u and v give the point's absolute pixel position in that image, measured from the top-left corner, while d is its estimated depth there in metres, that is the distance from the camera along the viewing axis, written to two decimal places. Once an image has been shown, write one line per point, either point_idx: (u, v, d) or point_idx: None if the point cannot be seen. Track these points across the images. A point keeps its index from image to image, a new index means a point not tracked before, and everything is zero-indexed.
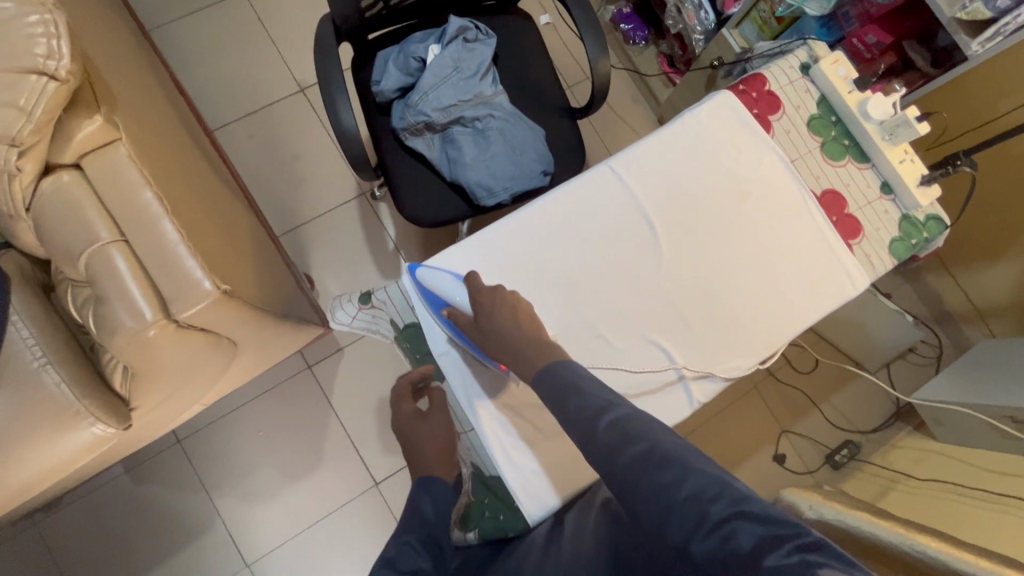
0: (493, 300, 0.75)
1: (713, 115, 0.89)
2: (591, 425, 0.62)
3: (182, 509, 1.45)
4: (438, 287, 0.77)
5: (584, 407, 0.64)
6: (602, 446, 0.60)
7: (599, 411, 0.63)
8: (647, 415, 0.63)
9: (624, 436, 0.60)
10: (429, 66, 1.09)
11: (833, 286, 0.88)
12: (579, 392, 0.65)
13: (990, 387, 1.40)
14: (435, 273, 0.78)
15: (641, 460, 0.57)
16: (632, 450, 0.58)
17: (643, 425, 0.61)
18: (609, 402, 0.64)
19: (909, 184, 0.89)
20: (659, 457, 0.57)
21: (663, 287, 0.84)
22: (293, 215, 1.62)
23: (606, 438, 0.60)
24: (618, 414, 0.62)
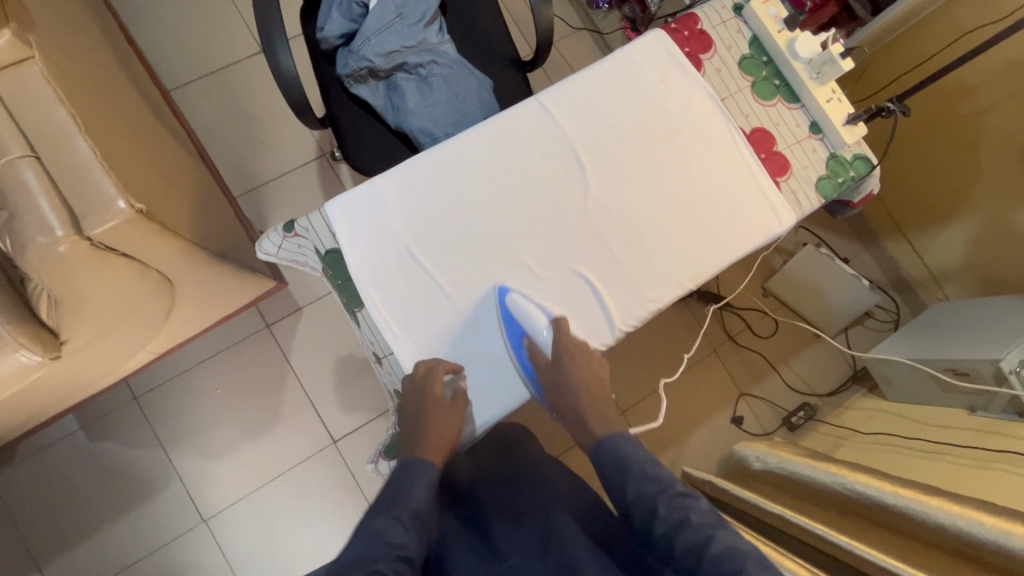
0: (574, 355, 0.81)
1: (644, 53, 0.90)
2: (649, 509, 0.73)
3: (139, 465, 1.46)
4: (526, 318, 0.80)
5: (646, 490, 0.74)
6: (659, 531, 0.71)
7: (658, 495, 0.73)
8: (702, 502, 0.72)
9: (677, 527, 0.70)
10: (372, 11, 1.09)
11: (759, 222, 0.89)
12: (638, 475, 0.76)
13: (936, 343, 1.43)
14: (531, 309, 0.80)
15: (693, 551, 0.68)
16: (685, 540, 0.69)
17: (702, 518, 0.70)
18: (665, 483, 0.74)
19: (836, 122, 0.90)
20: (715, 550, 0.66)
21: (588, 219, 0.85)
22: (252, 175, 1.61)
23: (663, 528, 0.71)
24: (676, 500, 0.72)
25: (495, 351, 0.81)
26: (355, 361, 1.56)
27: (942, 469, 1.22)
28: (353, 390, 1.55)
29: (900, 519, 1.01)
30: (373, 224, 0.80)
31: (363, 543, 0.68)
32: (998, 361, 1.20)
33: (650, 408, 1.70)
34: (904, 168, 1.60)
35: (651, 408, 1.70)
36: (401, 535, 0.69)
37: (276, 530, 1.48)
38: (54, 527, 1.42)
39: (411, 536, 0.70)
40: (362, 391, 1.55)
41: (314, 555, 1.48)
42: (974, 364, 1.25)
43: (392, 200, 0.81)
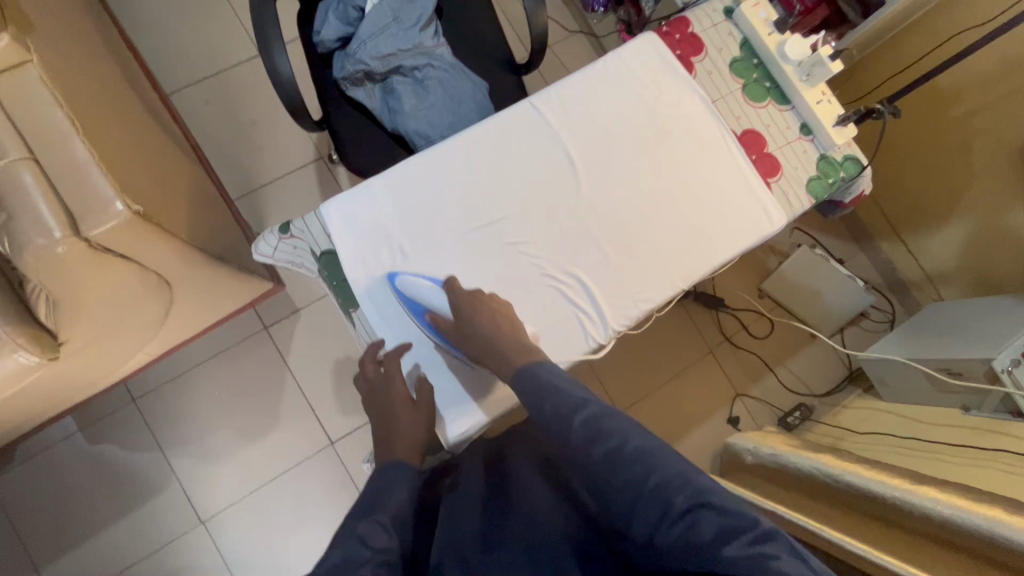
0: (473, 306, 0.78)
1: (636, 55, 0.91)
2: (565, 424, 0.67)
3: (137, 467, 1.46)
4: (415, 292, 0.79)
5: (559, 406, 0.68)
6: (577, 441, 0.65)
7: (574, 408, 0.67)
8: (618, 412, 0.67)
9: (595, 434, 0.65)
10: (368, 15, 1.10)
11: (751, 222, 0.90)
12: (556, 393, 0.69)
13: (931, 343, 1.44)
14: (414, 280, 0.79)
15: (611, 457, 0.63)
16: (602, 445, 0.64)
17: (613, 424, 0.65)
18: (581, 401, 0.68)
19: (826, 123, 0.91)
20: (629, 454, 0.62)
21: (581, 220, 0.86)
22: (250, 178, 1.62)
23: (579, 435, 0.65)
24: (591, 412, 0.67)
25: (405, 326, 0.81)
26: (352, 363, 1.57)
27: (936, 465, 1.25)
28: (350, 391, 1.56)
29: (896, 512, 1.04)
30: (368, 224, 0.81)
31: (345, 549, 0.64)
32: (990, 360, 1.20)
33: (647, 408, 1.71)
34: (897, 168, 1.62)
35: (647, 409, 1.71)
36: (384, 540, 0.66)
37: (273, 531, 1.48)
38: (53, 530, 1.42)
39: (394, 540, 0.67)
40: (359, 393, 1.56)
41: (311, 555, 1.49)
42: (968, 365, 1.26)
43: (387, 201, 0.82)
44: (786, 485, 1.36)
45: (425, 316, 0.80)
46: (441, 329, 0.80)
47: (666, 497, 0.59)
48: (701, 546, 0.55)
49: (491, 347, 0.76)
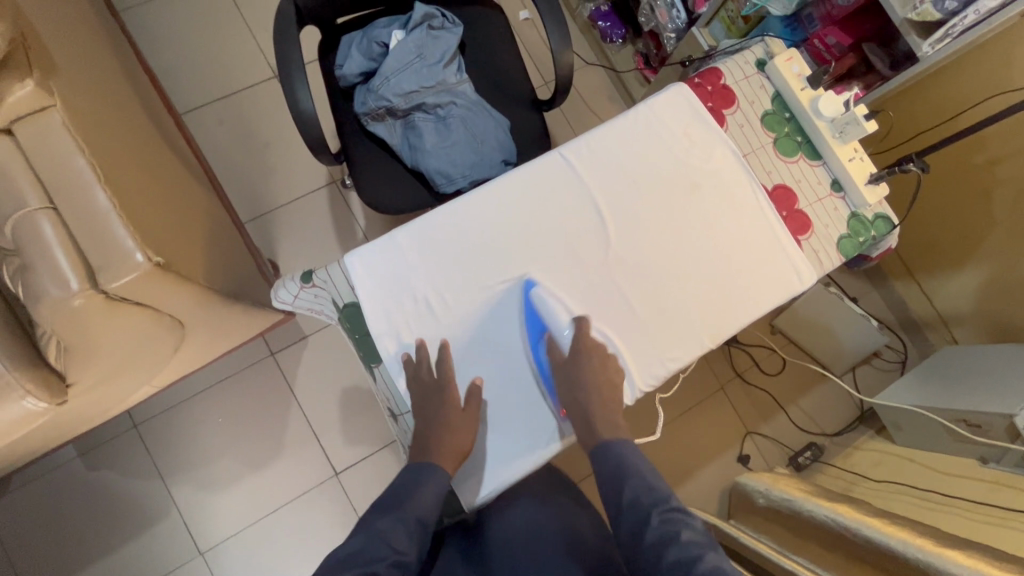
0: (591, 354, 0.78)
1: (667, 107, 0.90)
2: (642, 518, 0.71)
3: (136, 495, 1.43)
4: (548, 315, 0.80)
5: (637, 497, 0.73)
6: (649, 541, 0.69)
7: (650, 507, 0.72)
8: (695, 520, 0.71)
9: (667, 538, 0.68)
10: (391, 51, 1.09)
11: (781, 280, 0.88)
12: (635, 478, 0.75)
13: (948, 391, 1.42)
14: (547, 301, 0.80)
15: (682, 565, 0.65)
16: (675, 554, 0.66)
17: (691, 531, 0.69)
18: (660, 495, 0.73)
19: (858, 181, 0.90)
20: (707, 563, 0.64)
21: (608, 275, 0.84)
22: (262, 201, 1.60)
23: (652, 538, 0.69)
24: (667, 512, 0.71)
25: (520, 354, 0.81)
26: (359, 393, 1.54)
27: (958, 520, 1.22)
28: (357, 421, 1.53)
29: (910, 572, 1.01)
30: (391, 278, 0.78)
31: (365, 540, 0.71)
32: (1010, 416, 1.19)
33: (657, 444, 1.68)
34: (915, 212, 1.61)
35: (657, 444, 1.68)
36: (402, 542, 0.72)
37: (273, 565, 1.45)
38: (49, 559, 1.39)
39: (412, 543, 0.73)
40: (366, 423, 1.53)
41: None
42: (989, 419, 1.24)
43: (412, 253, 0.79)
44: (793, 530, 1.34)
45: (546, 340, 0.80)
46: (556, 361, 0.79)
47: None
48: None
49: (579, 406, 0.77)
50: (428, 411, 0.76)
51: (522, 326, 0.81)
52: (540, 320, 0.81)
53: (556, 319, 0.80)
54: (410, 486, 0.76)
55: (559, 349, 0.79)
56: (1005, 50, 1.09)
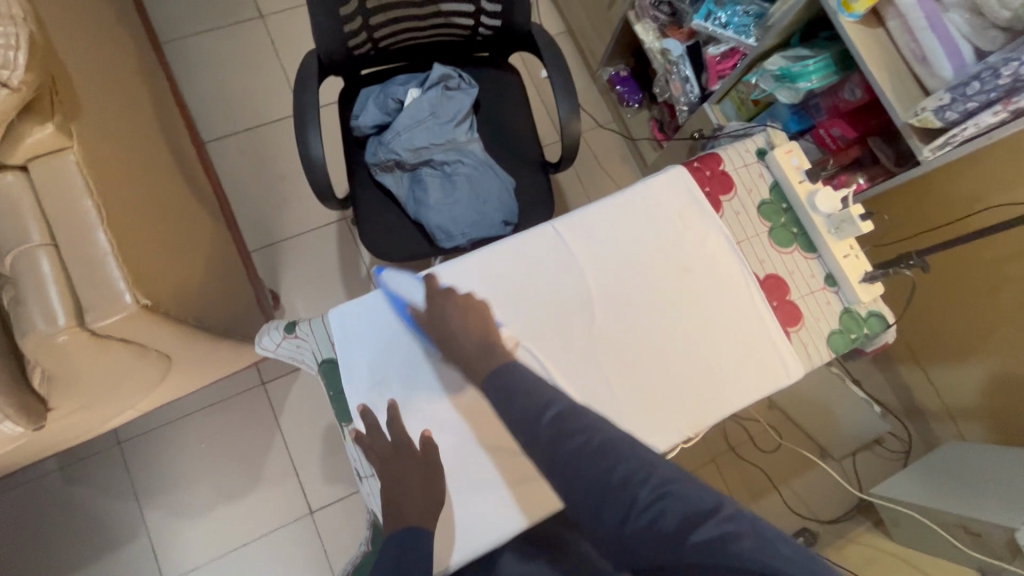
0: (446, 299, 0.79)
1: (664, 189, 0.91)
2: (534, 421, 0.67)
3: (109, 514, 1.42)
4: (399, 289, 0.81)
5: (526, 408, 0.69)
6: (546, 438, 0.66)
7: (542, 408, 0.68)
8: (584, 409, 0.68)
9: (564, 431, 0.66)
10: (406, 108, 1.13)
11: (768, 372, 0.86)
12: (525, 392, 0.70)
13: (949, 492, 1.36)
14: (397, 278, 0.82)
15: (582, 454, 0.64)
16: (572, 442, 0.65)
17: (582, 418, 0.67)
18: (553, 398, 0.69)
19: (852, 278, 0.89)
20: (597, 447, 0.64)
21: (590, 352, 0.84)
22: (273, 230, 1.65)
23: (548, 430, 0.66)
24: (560, 409, 0.68)
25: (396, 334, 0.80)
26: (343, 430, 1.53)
27: None
28: (338, 458, 1.52)
29: None
30: (372, 337, 0.79)
31: None
32: (1012, 530, 1.12)
33: None
34: (920, 301, 1.59)
35: None
36: None
37: None
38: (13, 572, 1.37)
39: None
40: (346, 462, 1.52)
41: None
42: (990, 528, 1.17)
43: (398, 313, 0.81)
44: None
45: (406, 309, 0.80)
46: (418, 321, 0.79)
47: (626, 486, 0.61)
48: (675, 539, 0.57)
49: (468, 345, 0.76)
50: (396, 479, 0.74)
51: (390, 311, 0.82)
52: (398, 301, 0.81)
53: (407, 291, 0.81)
54: (406, 549, 0.69)
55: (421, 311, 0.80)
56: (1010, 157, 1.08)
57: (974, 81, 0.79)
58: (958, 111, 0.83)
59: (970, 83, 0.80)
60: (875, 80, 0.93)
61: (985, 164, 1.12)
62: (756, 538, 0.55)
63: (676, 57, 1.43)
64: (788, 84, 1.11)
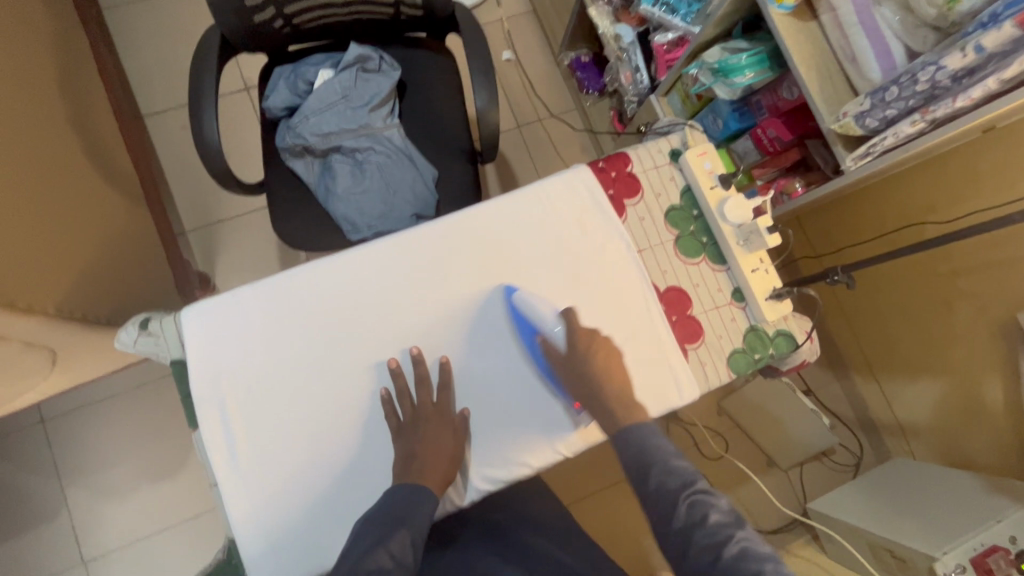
0: (586, 344, 0.77)
1: (563, 190, 0.85)
2: (668, 507, 0.62)
3: (31, 493, 1.41)
4: (536, 313, 0.79)
5: (666, 480, 0.64)
6: (679, 525, 0.61)
7: (681, 488, 0.63)
8: (723, 500, 0.63)
9: (698, 521, 0.60)
10: (315, 90, 1.07)
11: (656, 392, 0.81)
12: (658, 464, 0.66)
13: (885, 513, 1.31)
14: (535, 301, 0.79)
15: (711, 549, 0.58)
16: (704, 534, 0.59)
17: (723, 512, 0.61)
18: (684, 477, 0.64)
19: (758, 295, 0.83)
20: (735, 552, 0.57)
21: (463, 363, 0.79)
22: (211, 211, 1.60)
23: (681, 522, 0.61)
24: (695, 493, 0.63)
25: (506, 351, 0.80)
26: None
27: None
28: None
29: None
30: (223, 339, 0.74)
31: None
32: (932, 559, 1.08)
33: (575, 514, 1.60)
34: (875, 312, 1.53)
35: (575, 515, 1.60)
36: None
37: None
38: None
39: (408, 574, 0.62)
40: None
41: None
42: (915, 555, 1.13)
43: (256, 314, 0.75)
44: None
45: (537, 337, 0.78)
46: (550, 357, 0.78)
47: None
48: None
49: (588, 395, 0.74)
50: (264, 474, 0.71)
51: (510, 325, 0.80)
52: (529, 321, 0.80)
53: (545, 317, 0.79)
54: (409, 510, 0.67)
55: (553, 344, 0.78)
56: (969, 163, 1.05)
57: (894, 85, 0.72)
58: (878, 118, 0.75)
59: (889, 87, 0.73)
60: (802, 79, 0.85)
61: (945, 168, 1.09)
62: None
63: (627, 44, 1.36)
64: (723, 79, 1.02)
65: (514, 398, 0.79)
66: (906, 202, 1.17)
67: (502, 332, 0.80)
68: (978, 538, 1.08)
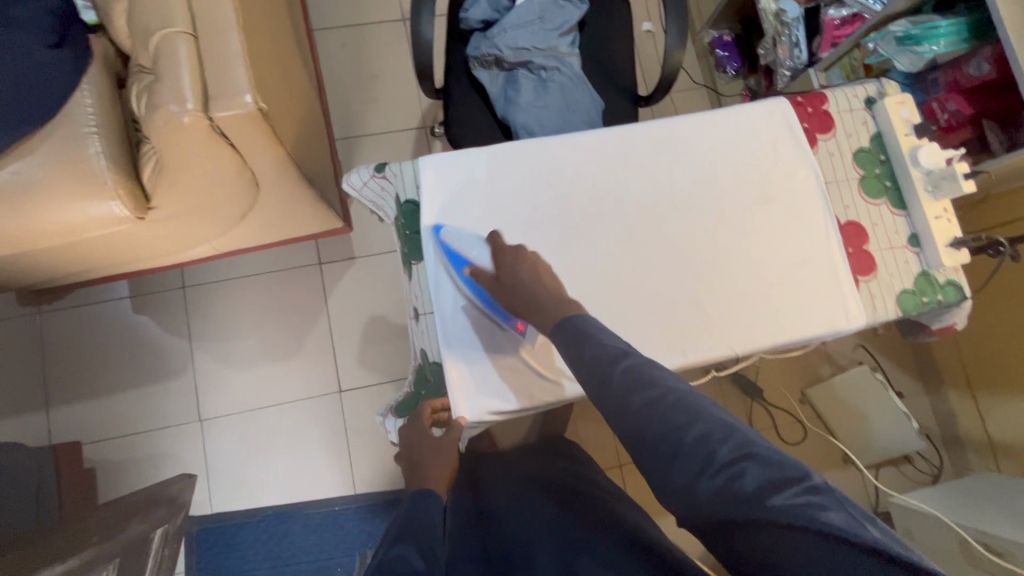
0: (518, 258, 0.76)
1: (762, 115, 0.90)
2: (603, 373, 0.62)
3: (164, 348, 1.54)
4: (461, 245, 0.78)
5: (599, 354, 0.64)
6: (616, 391, 0.61)
7: (615, 359, 0.63)
8: (656, 364, 0.63)
9: (636, 382, 0.61)
10: (516, 8, 1.15)
11: (827, 313, 0.86)
12: (594, 341, 0.66)
13: (979, 510, 1.31)
14: (458, 232, 0.79)
15: (651, 406, 0.59)
16: (642, 395, 0.60)
17: (655, 373, 0.61)
18: (620, 351, 0.64)
19: (939, 240, 0.86)
20: (671, 403, 0.58)
21: (658, 253, 0.84)
22: (357, 125, 1.71)
23: (619, 383, 0.61)
24: (630, 363, 0.62)
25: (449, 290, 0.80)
26: (384, 323, 1.60)
27: None
28: (375, 350, 1.59)
29: None
30: (455, 188, 0.82)
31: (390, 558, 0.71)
32: None
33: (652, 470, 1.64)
34: (989, 324, 1.51)
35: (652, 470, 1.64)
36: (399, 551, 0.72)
37: (259, 452, 1.52)
38: (71, 379, 1.51)
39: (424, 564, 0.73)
40: (382, 354, 1.59)
41: (284, 490, 1.51)
42: (1014, 547, 1.14)
43: (482, 172, 0.83)
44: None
45: (466, 268, 0.78)
46: (481, 282, 0.77)
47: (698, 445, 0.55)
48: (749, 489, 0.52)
49: (534, 300, 0.73)
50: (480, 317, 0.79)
51: (443, 260, 0.80)
52: (459, 255, 0.79)
53: (468, 247, 0.78)
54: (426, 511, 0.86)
55: (483, 272, 0.77)
56: None
57: None
58: None
59: None
60: (1011, 47, 0.89)
61: None
62: (843, 513, 0.51)
63: (790, 19, 1.38)
64: (911, 47, 1.07)
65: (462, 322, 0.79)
66: None
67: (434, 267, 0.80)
68: None
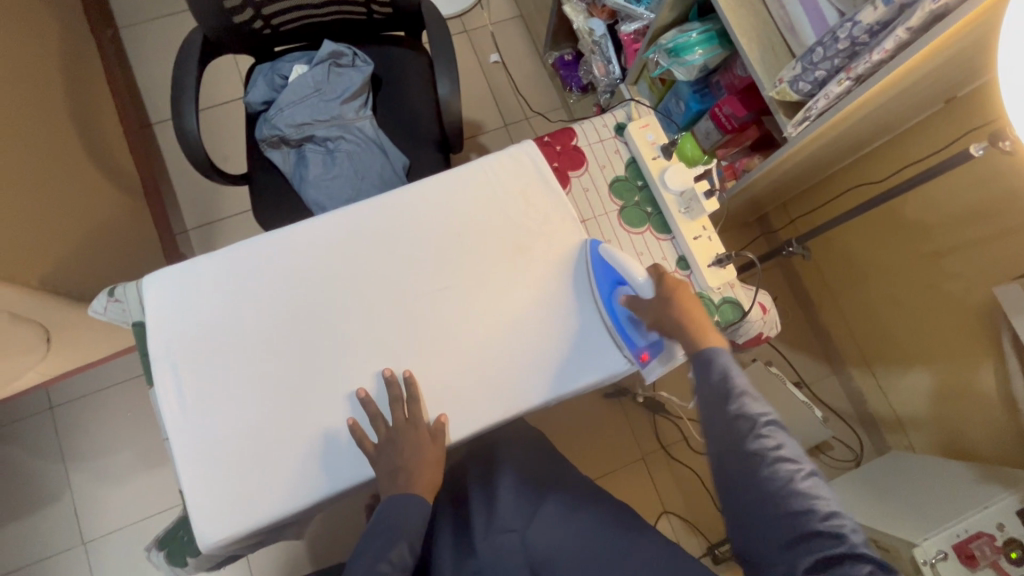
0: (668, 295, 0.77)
1: (507, 164, 0.88)
2: (748, 426, 0.69)
3: (38, 475, 1.49)
4: (620, 266, 0.80)
5: (746, 408, 0.70)
6: (752, 450, 0.67)
7: (758, 419, 0.69)
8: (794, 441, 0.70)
9: (773, 452, 0.67)
10: (290, 84, 1.13)
11: (599, 359, 0.82)
12: (741, 393, 0.71)
13: (880, 501, 1.25)
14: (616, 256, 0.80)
15: (782, 476, 0.65)
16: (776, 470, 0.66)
17: (793, 452, 0.68)
18: (764, 410, 0.70)
19: (701, 262, 0.84)
20: (803, 484, 0.65)
21: (406, 326, 0.82)
22: (213, 210, 1.62)
23: (755, 447, 0.67)
24: (773, 428, 0.69)
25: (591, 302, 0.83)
26: None
27: None
28: None
29: None
30: (182, 302, 0.79)
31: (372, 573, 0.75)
32: (913, 546, 1.03)
33: None
34: (864, 297, 1.49)
35: None
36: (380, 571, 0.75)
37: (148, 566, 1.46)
38: None
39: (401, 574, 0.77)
40: None
41: None
42: (891, 540, 1.09)
43: (210, 283, 0.80)
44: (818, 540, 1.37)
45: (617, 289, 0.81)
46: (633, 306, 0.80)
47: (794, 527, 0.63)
48: None
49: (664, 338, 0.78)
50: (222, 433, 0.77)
51: (592, 275, 0.83)
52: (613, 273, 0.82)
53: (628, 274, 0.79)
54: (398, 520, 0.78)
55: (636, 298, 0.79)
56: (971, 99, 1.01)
57: (819, 47, 0.73)
58: (810, 81, 0.77)
59: (815, 49, 0.74)
60: (744, 52, 0.87)
61: (946, 116, 1.07)
62: None
63: (598, 37, 1.37)
64: (676, 60, 1.04)
65: (588, 334, 0.83)
66: (899, 153, 1.19)
67: (585, 286, 0.84)
68: (961, 522, 1.03)
